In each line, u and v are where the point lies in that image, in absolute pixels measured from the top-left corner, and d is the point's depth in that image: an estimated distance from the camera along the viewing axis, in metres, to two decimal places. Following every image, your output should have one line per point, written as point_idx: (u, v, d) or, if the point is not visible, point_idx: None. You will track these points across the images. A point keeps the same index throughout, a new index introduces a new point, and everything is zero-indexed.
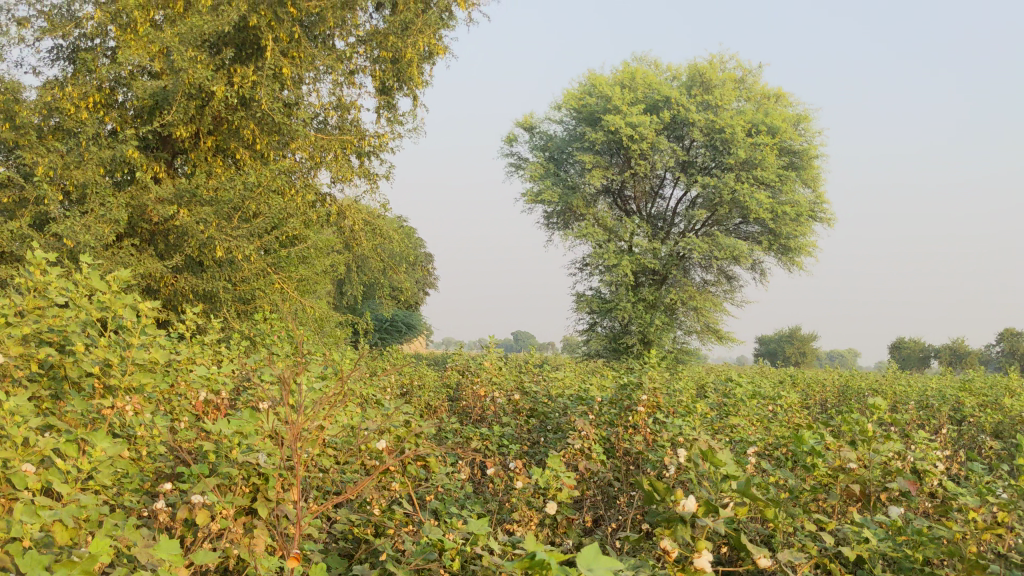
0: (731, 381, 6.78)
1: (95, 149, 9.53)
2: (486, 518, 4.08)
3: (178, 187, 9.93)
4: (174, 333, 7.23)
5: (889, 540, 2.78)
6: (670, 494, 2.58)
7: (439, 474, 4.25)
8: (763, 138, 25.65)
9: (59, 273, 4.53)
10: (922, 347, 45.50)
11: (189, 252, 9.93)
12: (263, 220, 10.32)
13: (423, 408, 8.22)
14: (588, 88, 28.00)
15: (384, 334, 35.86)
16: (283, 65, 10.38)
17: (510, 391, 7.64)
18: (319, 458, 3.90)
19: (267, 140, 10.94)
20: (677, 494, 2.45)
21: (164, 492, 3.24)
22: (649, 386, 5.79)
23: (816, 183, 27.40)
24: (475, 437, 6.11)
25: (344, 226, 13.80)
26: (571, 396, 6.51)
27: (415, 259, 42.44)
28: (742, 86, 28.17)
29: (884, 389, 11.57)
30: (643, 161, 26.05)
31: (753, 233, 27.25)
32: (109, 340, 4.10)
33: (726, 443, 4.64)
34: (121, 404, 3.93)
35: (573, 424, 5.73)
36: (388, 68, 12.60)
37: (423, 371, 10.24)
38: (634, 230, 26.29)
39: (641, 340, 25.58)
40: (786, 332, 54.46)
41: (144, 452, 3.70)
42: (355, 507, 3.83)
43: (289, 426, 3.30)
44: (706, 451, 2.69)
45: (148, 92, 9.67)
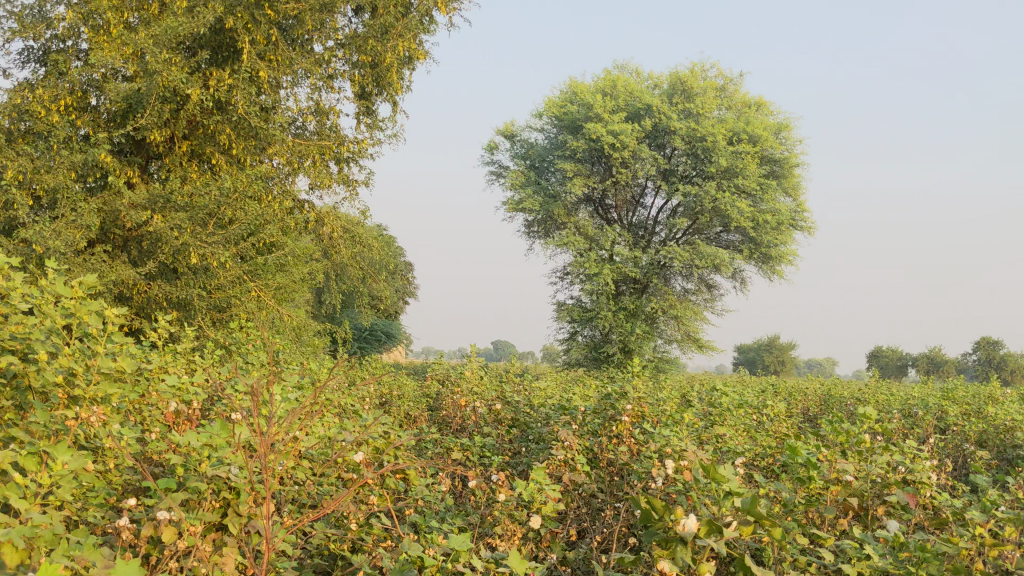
0: (715, 390, 6.67)
1: (67, 153, 9.34)
2: (467, 532, 3.94)
3: (152, 192, 9.74)
4: (147, 342, 7.05)
5: (892, 557, 2.66)
6: (668, 510, 2.45)
7: (419, 487, 4.11)
8: (744, 147, 25.68)
9: (23, 279, 4.36)
10: (900, 357, 45.72)
11: (163, 258, 9.73)
12: (239, 226, 10.15)
13: (402, 418, 8.06)
14: (569, 95, 27.95)
15: (364, 343, 35.60)
16: (260, 67, 10.22)
17: (492, 401, 7.50)
18: (293, 471, 3.74)
19: (243, 145, 10.77)
20: (676, 512, 2.30)
21: (128, 509, 3.08)
22: (634, 395, 5.67)
23: (796, 191, 27.47)
24: (455, 448, 5.96)
25: (323, 233, 13.63)
26: (554, 406, 6.38)
27: (395, 267, 42.23)
28: (723, 94, 28.21)
29: (867, 397, 11.52)
30: (625, 169, 26.01)
31: (734, 241, 27.26)
32: (73, 349, 3.94)
33: (714, 453, 4.52)
34: (85, 415, 3.77)
35: (556, 434, 5.61)
36: (368, 73, 12.47)
37: (402, 380, 10.08)
38: (615, 239, 26.23)
39: (622, 349, 25.50)
40: (765, 341, 54.60)
41: (108, 466, 3.54)
42: (331, 522, 3.67)
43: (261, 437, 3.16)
44: (705, 466, 2.55)
45: (121, 94, 9.49)
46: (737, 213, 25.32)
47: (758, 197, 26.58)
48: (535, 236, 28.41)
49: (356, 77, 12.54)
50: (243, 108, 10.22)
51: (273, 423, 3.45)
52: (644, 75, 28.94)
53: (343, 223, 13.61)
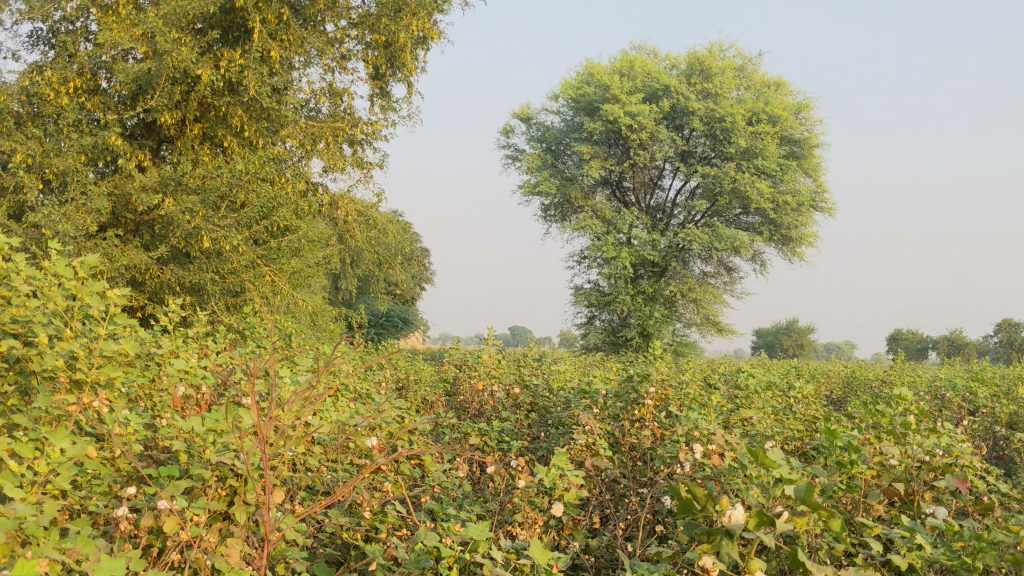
0: (740, 372, 6.48)
1: (76, 136, 9.23)
2: (487, 519, 3.78)
3: (164, 175, 9.62)
4: (158, 326, 6.92)
5: (945, 547, 2.46)
6: (711, 501, 2.25)
7: (435, 473, 3.94)
8: (763, 127, 25.35)
9: (25, 261, 4.22)
10: (920, 339, 45.29)
11: (175, 242, 9.61)
12: (251, 209, 10.02)
13: (419, 403, 7.92)
14: (586, 77, 27.68)
15: (381, 329, 35.53)
16: (272, 47, 10.06)
17: (510, 385, 7.34)
18: (304, 457, 3.58)
19: (255, 127, 10.62)
20: (722, 503, 2.10)
21: (128, 497, 2.92)
22: (657, 378, 5.50)
23: (816, 172, 27.12)
24: (473, 433, 5.79)
25: (338, 217, 13.49)
26: (573, 389, 6.21)
27: (411, 253, 42.13)
28: (741, 75, 27.85)
29: (893, 379, 11.30)
30: (642, 151, 25.75)
31: (753, 224, 26.95)
32: (74, 332, 3.78)
33: (743, 437, 4.33)
34: (87, 399, 3.61)
35: (576, 418, 5.43)
36: (381, 53, 12.29)
37: (419, 365, 9.94)
38: (633, 222, 25.99)
39: (641, 333, 25.29)
40: (784, 324, 54.22)
41: (111, 453, 3.38)
42: (344, 510, 3.51)
43: (267, 422, 2.99)
44: (749, 452, 2.35)
45: (131, 75, 9.38)
46: (757, 195, 25.03)
47: (777, 178, 26.26)
48: (552, 220, 28.19)
49: (369, 58, 12.36)
50: (255, 89, 10.07)
51: (283, 406, 3.28)
52: (661, 56, 28.60)
53: (358, 207, 13.47)
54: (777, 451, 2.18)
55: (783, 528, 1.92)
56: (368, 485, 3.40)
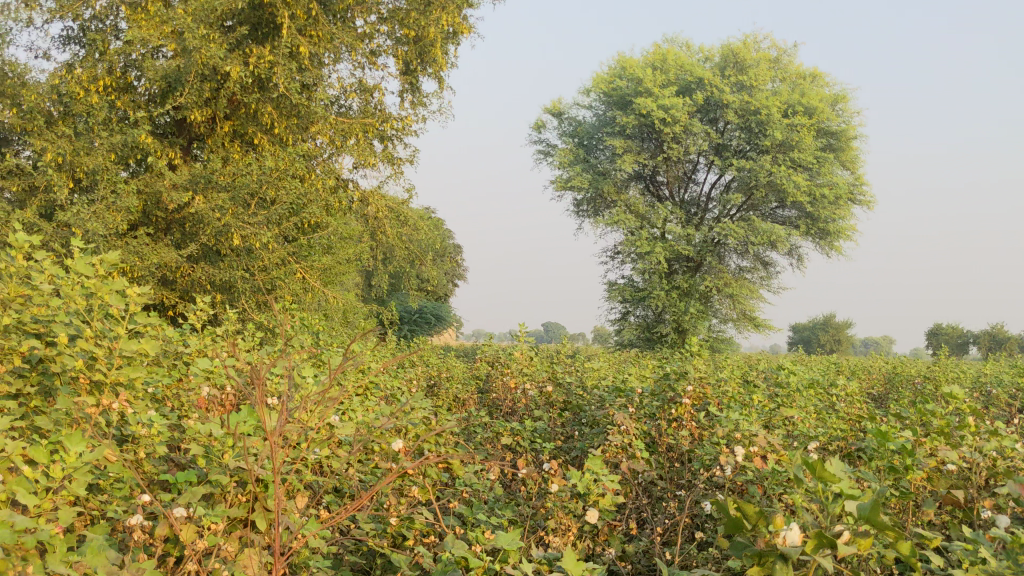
0: (779, 369, 6.30)
1: (106, 134, 9.22)
2: (519, 524, 3.64)
3: (193, 173, 9.58)
4: (187, 324, 6.86)
5: (1012, 560, 2.28)
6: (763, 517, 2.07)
7: (465, 476, 3.81)
8: (799, 119, 24.98)
9: (47, 259, 4.15)
10: (960, 333, 44.55)
11: (205, 240, 9.57)
12: (282, 205, 9.96)
13: (451, 401, 7.80)
14: (618, 70, 27.43)
15: (414, 326, 35.54)
16: (301, 43, 9.99)
17: (543, 383, 7.21)
18: (330, 461, 3.46)
19: (285, 124, 10.57)
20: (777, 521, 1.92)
21: (145, 504, 2.81)
22: (694, 376, 5.33)
23: (854, 164, 26.69)
24: (505, 433, 5.66)
25: (369, 214, 13.42)
26: (607, 387, 6.06)
27: (443, 250, 42.10)
28: (777, 66, 27.48)
29: (937, 376, 11.02)
30: (676, 145, 25.48)
31: (790, 217, 26.58)
32: (93, 332, 3.69)
33: (785, 439, 4.15)
34: (107, 401, 3.51)
35: (611, 418, 5.28)
36: (412, 48, 12.18)
37: (452, 363, 9.83)
38: (667, 217, 25.73)
39: (675, 329, 25.04)
40: (821, 320, 53.58)
41: (131, 457, 3.28)
42: (372, 515, 3.39)
43: (287, 426, 2.87)
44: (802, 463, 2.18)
45: (160, 73, 9.36)
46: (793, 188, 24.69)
47: (814, 171, 25.89)
48: (585, 215, 27.98)
49: (399, 53, 12.27)
50: (284, 85, 10.00)
51: (306, 409, 3.15)
52: (695, 49, 28.30)
53: (389, 203, 13.39)
54: (839, 463, 2.01)
55: (842, 550, 1.75)
56: (397, 490, 3.26)
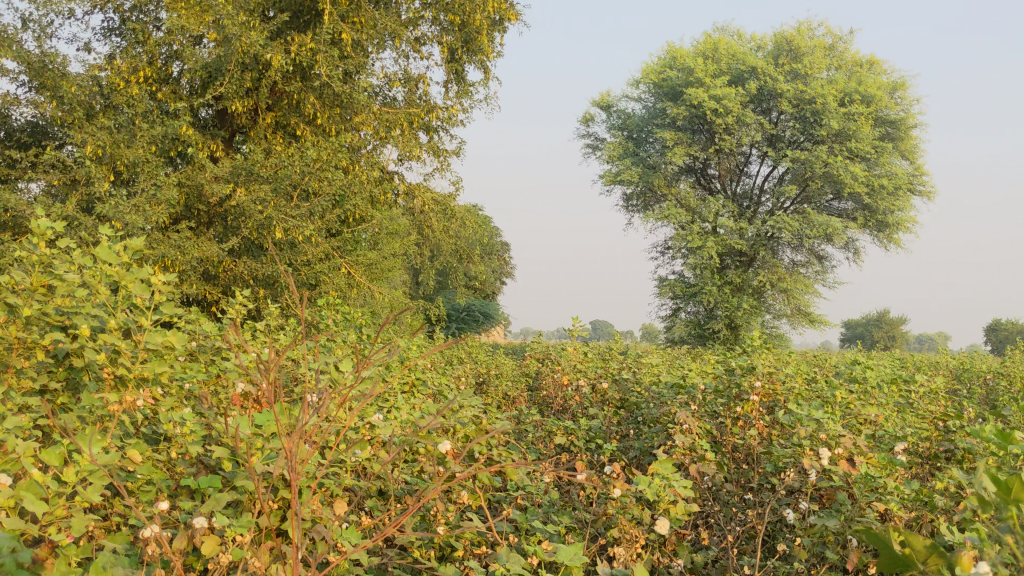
0: (852, 364, 5.90)
1: (146, 126, 9.08)
2: (579, 533, 3.31)
3: (235, 165, 9.39)
4: (227, 319, 6.64)
5: None
6: (922, 551, 1.61)
7: (518, 478, 3.48)
8: (856, 108, 24.31)
9: (72, 246, 3.92)
10: (1021, 329, 43.24)
11: (247, 234, 9.38)
12: (324, 197, 9.73)
13: (500, 400, 7.51)
14: (668, 61, 26.94)
15: (462, 324, 35.21)
16: (343, 29, 9.75)
17: (596, 379, 6.87)
18: (371, 463, 3.16)
19: (328, 114, 10.35)
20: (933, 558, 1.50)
21: (164, 511, 2.52)
22: (762, 370, 4.96)
23: (913, 154, 25.91)
24: (558, 433, 5.33)
25: (415, 207, 13.19)
26: (666, 383, 5.69)
27: (490, 248, 41.90)
28: (832, 54, 26.77)
29: (1011, 371, 10.48)
30: (728, 136, 24.92)
31: (846, 210, 25.88)
32: (116, 323, 3.41)
33: (872, 441, 3.77)
34: (131, 398, 3.25)
35: (672, 416, 4.92)
36: (457, 36, 11.91)
37: (501, 360, 9.51)
38: (718, 211, 25.21)
39: (728, 325, 24.50)
40: (875, 316, 52.43)
41: (156, 458, 3.02)
42: (416, 523, 3.08)
43: (320, 427, 2.56)
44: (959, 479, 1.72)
45: (201, 62, 9.20)
46: (850, 178, 24.00)
47: (871, 161, 25.18)
48: (635, 209, 27.50)
49: (445, 42, 11.99)
50: (327, 74, 9.77)
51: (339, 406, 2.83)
52: (746, 38, 27.70)
53: (435, 197, 13.14)
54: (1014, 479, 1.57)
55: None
56: (443, 497, 2.94)
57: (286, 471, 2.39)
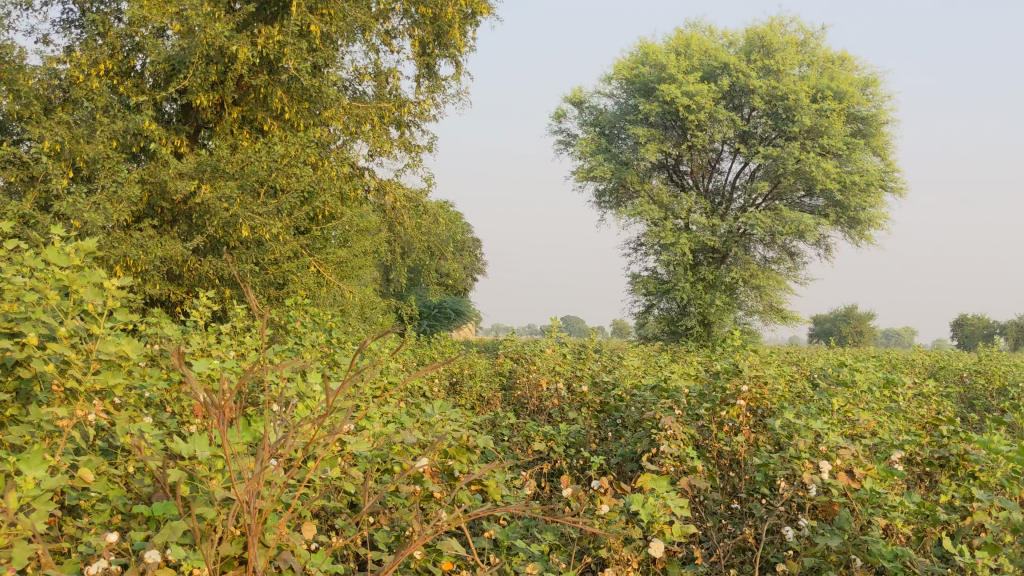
0: (837, 365, 5.76)
1: (107, 120, 8.81)
2: (565, 552, 3.12)
3: (200, 160, 9.13)
4: (191, 321, 6.37)
5: None
6: None
7: (498, 493, 3.28)
8: (828, 104, 24.33)
9: (19, 248, 3.66)
10: (986, 325, 43.71)
11: (212, 232, 9.10)
12: (291, 194, 9.47)
13: (475, 402, 7.31)
14: (640, 57, 26.84)
15: (434, 321, 34.93)
16: (311, 21, 9.49)
17: (574, 381, 6.69)
18: (342, 481, 2.94)
19: (296, 108, 10.10)
20: None
21: (115, 542, 2.29)
22: (748, 373, 4.80)
23: (884, 150, 26.01)
24: (537, 439, 5.14)
25: (386, 204, 12.94)
26: (648, 385, 5.53)
27: (460, 245, 41.61)
28: (804, 50, 26.77)
29: (986, 368, 10.45)
30: (700, 132, 24.85)
31: (818, 206, 25.92)
32: (67, 330, 3.15)
33: (868, 450, 3.61)
34: (82, 411, 3.01)
35: (655, 421, 4.75)
36: (429, 29, 11.69)
37: (474, 359, 9.31)
38: (691, 207, 25.15)
39: (700, 322, 24.44)
40: (843, 312, 52.71)
41: (109, 480, 2.78)
42: (391, 544, 2.88)
43: (286, 446, 2.34)
44: None
45: (163, 54, 8.92)
46: (822, 174, 24.01)
47: (843, 157, 25.22)
48: (607, 206, 27.36)
49: (416, 35, 11.75)
50: (295, 67, 9.51)
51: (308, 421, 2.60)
52: (719, 33, 27.66)
53: (407, 193, 12.90)
54: None
55: None
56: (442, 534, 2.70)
57: (250, 498, 2.18)
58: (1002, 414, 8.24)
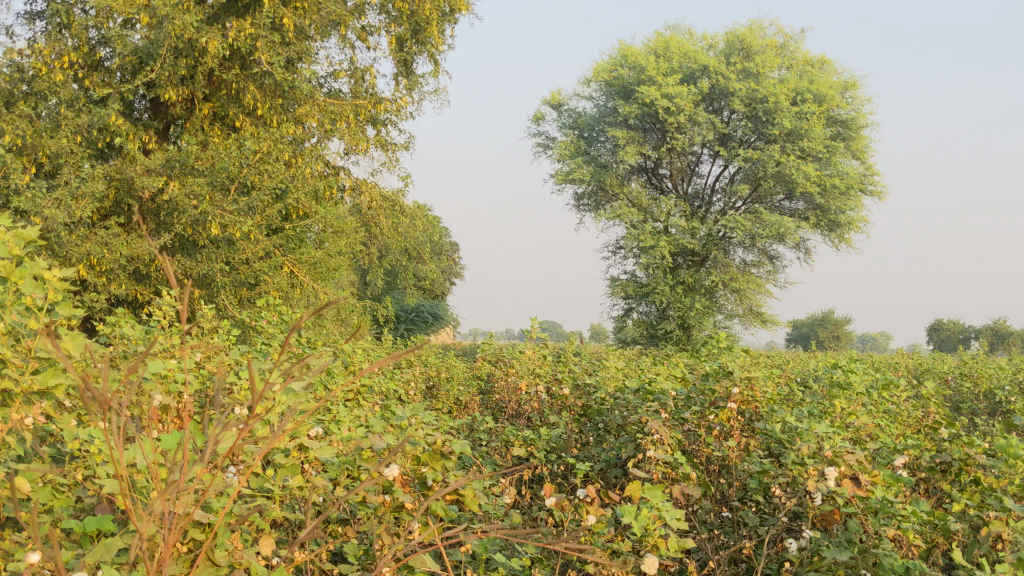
0: (826, 367, 5.58)
1: (71, 115, 8.57)
2: (551, 567, 2.90)
3: (168, 156, 8.85)
4: (155, 320, 6.10)
5: None
6: None
7: (474, 505, 3.06)
8: (808, 107, 24.29)
9: None
10: (962, 329, 43.96)
11: (181, 230, 8.84)
12: (262, 191, 9.21)
13: (453, 406, 7.09)
14: (619, 59, 26.71)
15: (410, 325, 34.58)
16: (284, 13, 9.24)
17: (555, 383, 6.47)
18: (304, 490, 2.69)
19: (269, 104, 9.85)
20: None
21: (48, 561, 2.03)
22: (738, 373, 4.61)
23: (864, 154, 26.02)
24: (516, 444, 4.91)
25: (361, 204, 12.71)
26: (632, 388, 5.32)
27: (438, 249, 41.36)
28: (783, 53, 26.74)
29: (971, 372, 10.34)
30: (680, 135, 24.74)
31: (798, 209, 25.88)
32: (5, 325, 2.89)
33: (870, 455, 3.43)
34: (21, 412, 2.76)
35: (641, 425, 4.54)
36: (406, 25, 11.46)
37: (452, 362, 9.08)
38: (670, 210, 25.01)
39: (680, 325, 24.31)
40: (820, 316, 52.72)
41: (50, 488, 2.53)
42: (358, 558, 2.63)
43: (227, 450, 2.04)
44: None
45: (129, 47, 8.65)
46: (803, 178, 23.95)
47: (822, 160, 25.19)
48: (586, 209, 27.21)
49: (393, 31, 11.57)
50: (268, 61, 9.25)
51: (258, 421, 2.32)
52: (698, 36, 27.58)
53: (383, 193, 12.67)
54: None
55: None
56: (417, 551, 2.44)
57: (184, 513, 1.89)
58: (989, 417, 8.09)
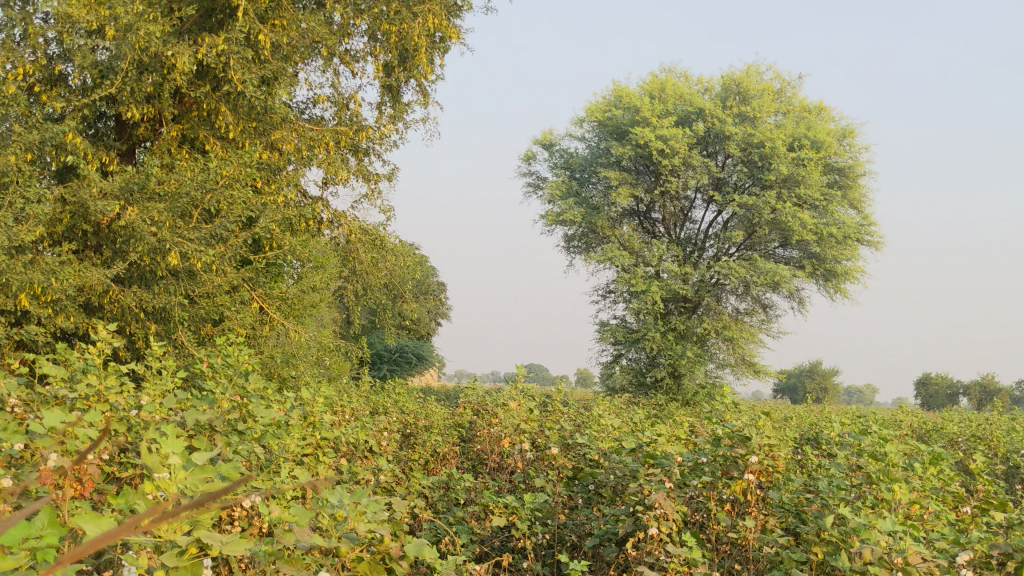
0: (848, 431, 4.97)
1: (22, 131, 8.05)
2: None
3: (126, 179, 8.21)
4: (93, 357, 5.47)
5: None
6: None
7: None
8: (806, 153, 23.92)
9: None
10: (952, 384, 43.36)
11: (137, 259, 8.23)
12: (225, 218, 8.62)
13: (425, 460, 6.43)
14: (613, 99, 26.35)
15: (393, 366, 33.78)
16: (259, 29, 8.71)
17: (542, 438, 5.84)
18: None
19: (241, 127, 9.33)
20: None
21: None
22: (755, 436, 4.00)
23: (861, 204, 25.62)
24: (495, 513, 4.28)
25: (341, 237, 12.12)
26: (628, 449, 4.68)
27: (425, 290, 40.67)
28: (780, 99, 26.42)
29: (986, 433, 9.71)
30: (674, 178, 24.32)
31: (792, 257, 25.44)
32: None
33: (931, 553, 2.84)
34: None
35: (640, 498, 3.92)
36: (393, 51, 10.95)
37: (430, 409, 8.42)
38: (662, 254, 24.49)
39: (670, 373, 23.70)
40: (808, 366, 52.07)
41: None
42: None
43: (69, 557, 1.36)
44: None
45: (90, 60, 8.17)
46: (799, 225, 23.57)
47: (818, 208, 24.77)
48: (575, 251, 26.68)
49: (381, 57, 11.06)
50: (241, 80, 8.75)
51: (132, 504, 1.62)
52: (694, 79, 27.26)
53: (364, 226, 12.09)
54: None
55: None
56: None
57: None
58: (1010, 486, 7.46)
